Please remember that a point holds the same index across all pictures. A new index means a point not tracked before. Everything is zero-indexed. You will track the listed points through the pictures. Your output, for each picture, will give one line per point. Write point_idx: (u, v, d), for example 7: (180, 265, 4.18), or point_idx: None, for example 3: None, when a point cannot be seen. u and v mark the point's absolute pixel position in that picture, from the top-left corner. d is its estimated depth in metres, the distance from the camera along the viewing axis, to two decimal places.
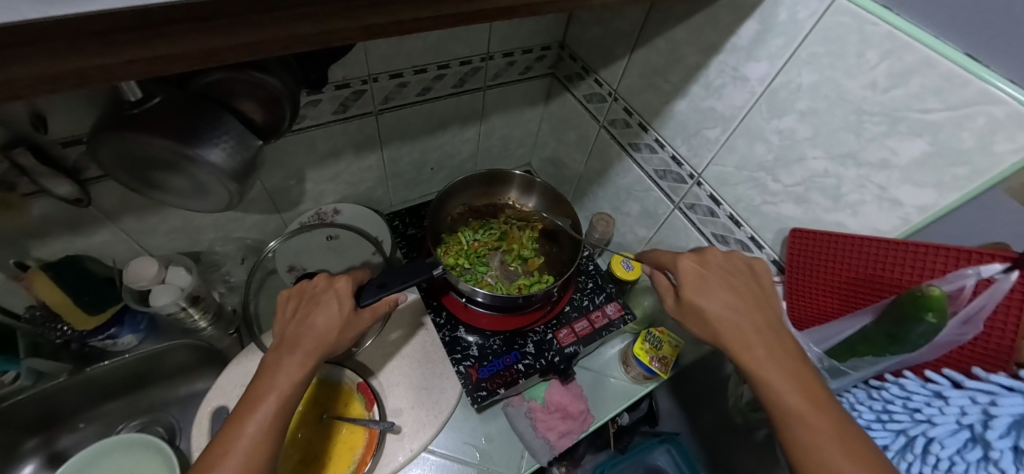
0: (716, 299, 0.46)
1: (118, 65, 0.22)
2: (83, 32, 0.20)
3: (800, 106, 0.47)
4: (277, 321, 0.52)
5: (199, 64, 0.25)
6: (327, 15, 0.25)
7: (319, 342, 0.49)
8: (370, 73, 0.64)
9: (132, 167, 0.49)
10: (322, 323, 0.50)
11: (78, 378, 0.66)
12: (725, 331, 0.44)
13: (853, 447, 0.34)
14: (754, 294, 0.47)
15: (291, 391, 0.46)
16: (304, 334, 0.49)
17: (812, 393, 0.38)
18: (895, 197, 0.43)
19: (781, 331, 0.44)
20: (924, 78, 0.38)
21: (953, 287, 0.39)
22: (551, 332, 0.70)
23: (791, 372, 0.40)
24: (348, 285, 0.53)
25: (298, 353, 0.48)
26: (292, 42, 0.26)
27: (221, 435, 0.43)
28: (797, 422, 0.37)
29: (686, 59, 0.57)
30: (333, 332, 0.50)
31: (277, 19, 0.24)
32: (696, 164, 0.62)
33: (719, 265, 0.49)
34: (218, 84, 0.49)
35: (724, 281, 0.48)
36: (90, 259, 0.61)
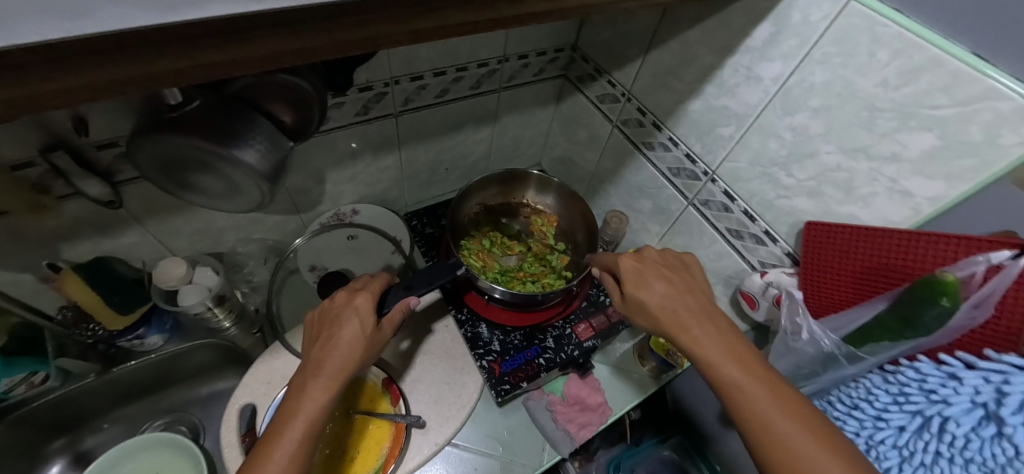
0: (655, 290, 0.48)
1: (194, 69, 0.24)
2: (177, 37, 0.21)
3: (813, 104, 0.50)
4: (303, 341, 0.53)
5: (265, 66, 0.26)
6: (386, 20, 0.27)
7: (345, 363, 0.49)
8: (392, 75, 0.65)
9: (167, 169, 0.50)
10: (346, 344, 0.50)
11: (103, 379, 0.67)
12: (665, 318, 0.46)
13: (792, 406, 0.37)
14: (691, 281, 0.50)
15: (321, 412, 0.46)
16: (329, 354, 0.49)
17: (751, 367, 0.40)
18: (906, 189, 0.45)
19: (712, 311, 0.46)
20: (933, 76, 0.40)
21: (965, 274, 0.41)
22: (569, 327, 0.72)
23: (730, 347, 0.42)
24: (366, 305, 0.53)
25: (325, 374, 0.48)
26: (350, 47, 0.28)
27: (253, 465, 0.43)
28: (740, 394, 0.38)
29: (700, 60, 0.59)
30: (358, 351, 0.50)
31: (343, 25, 0.26)
32: (710, 161, 0.64)
33: (654, 260, 0.52)
34: (251, 88, 0.51)
35: (658, 271, 0.50)
36: (117, 261, 0.62)
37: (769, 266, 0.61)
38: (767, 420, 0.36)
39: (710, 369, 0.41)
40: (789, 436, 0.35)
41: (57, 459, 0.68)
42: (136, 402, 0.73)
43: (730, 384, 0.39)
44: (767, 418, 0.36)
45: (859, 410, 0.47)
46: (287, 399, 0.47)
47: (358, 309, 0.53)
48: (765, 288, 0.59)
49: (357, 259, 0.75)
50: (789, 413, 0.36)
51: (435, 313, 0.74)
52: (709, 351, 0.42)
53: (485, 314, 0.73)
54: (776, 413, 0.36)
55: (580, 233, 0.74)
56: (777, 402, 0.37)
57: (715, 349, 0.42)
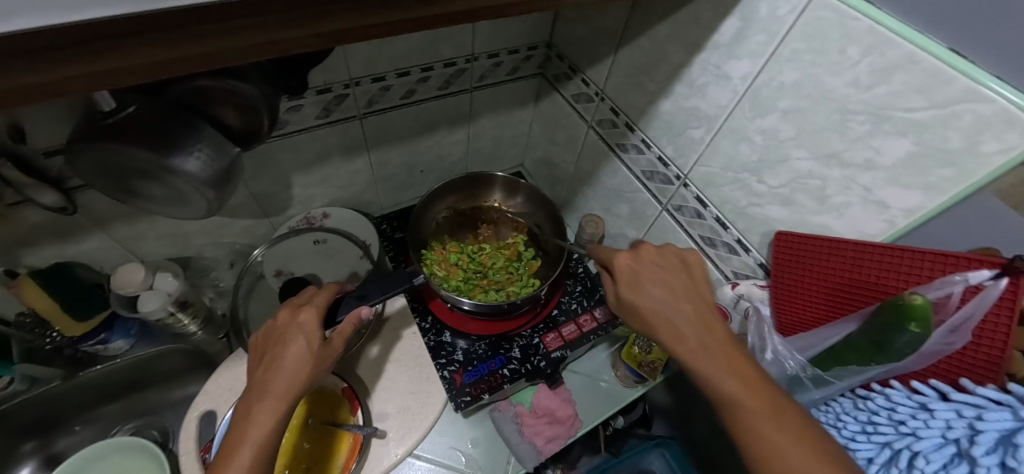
0: (650, 289, 0.45)
1: (51, 84, 0.21)
2: (17, 48, 0.19)
3: (783, 105, 0.46)
4: (249, 364, 0.51)
5: (146, 79, 0.24)
6: (274, 26, 0.24)
7: (293, 382, 0.48)
8: (352, 77, 0.63)
9: (110, 177, 0.49)
10: (292, 363, 0.49)
11: (71, 383, 0.67)
12: (659, 324, 0.43)
13: (794, 424, 0.32)
14: (691, 282, 0.45)
15: (271, 435, 0.45)
16: (273, 377, 0.48)
17: (752, 379, 0.36)
18: (881, 199, 0.41)
19: (712, 317, 0.42)
20: (907, 75, 0.36)
21: (940, 294, 0.37)
22: (537, 336, 0.70)
23: (730, 361, 0.38)
24: (311, 321, 0.52)
25: (273, 396, 0.47)
26: (239, 54, 0.25)
27: None
28: (742, 413, 0.34)
29: (670, 57, 0.56)
30: (306, 369, 0.49)
31: (223, 32, 0.23)
32: (682, 165, 0.60)
33: (654, 259, 0.47)
34: (194, 93, 0.49)
35: (654, 269, 0.46)
36: (80, 266, 0.62)
37: (742, 276, 0.58)
38: (769, 438, 0.32)
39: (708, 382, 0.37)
40: (783, 451, 0.31)
41: (29, 461, 0.68)
42: (107, 405, 0.73)
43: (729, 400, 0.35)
44: (766, 436, 0.32)
45: None
46: (232, 431, 0.46)
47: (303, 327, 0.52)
48: (736, 301, 0.56)
49: (326, 264, 0.74)
50: (788, 428, 0.32)
51: (401, 319, 0.72)
52: (705, 362, 0.38)
53: (450, 322, 0.72)
54: (775, 430, 0.32)
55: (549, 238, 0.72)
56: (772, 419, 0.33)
57: (712, 360, 0.38)
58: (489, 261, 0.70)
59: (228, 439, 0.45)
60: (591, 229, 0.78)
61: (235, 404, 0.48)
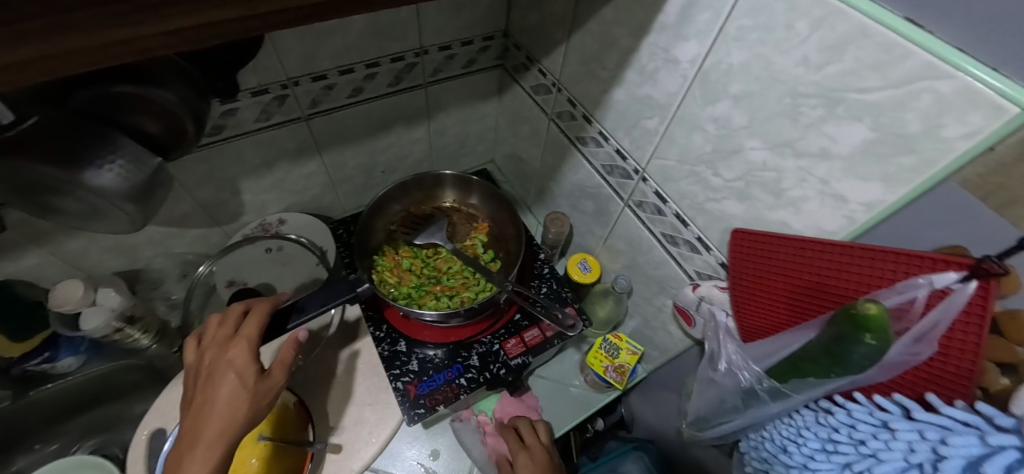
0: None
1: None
2: None
3: (733, 90, 0.41)
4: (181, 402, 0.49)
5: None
6: (96, 23, 0.21)
7: (227, 419, 0.45)
8: (290, 76, 0.60)
9: (20, 191, 0.46)
10: (223, 405, 0.46)
11: (22, 402, 0.66)
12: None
13: None
14: None
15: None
16: (206, 421, 0.45)
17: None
18: (838, 192, 0.37)
19: None
20: (859, 51, 0.31)
21: (903, 299, 0.33)
22: (498, 343, 0.66)
23: None
24: (244, 346, 0.49)
25: (211, 432, 0.45)
26: (72, 59, 0.22)
27: None
28: None
29: (619, 42, 0.51)
30: (241, 408, 0.46)
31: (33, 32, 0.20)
32: (639, 158, 0.56)
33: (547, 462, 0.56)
34: (104, 98, 0.45)
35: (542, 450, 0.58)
36: (20, 283, 0.60)
37: (705, 277, 0.54)
38: None
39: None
40: None
41: None
42: (66, 422, 0.72)
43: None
44: None
45: (789, 453, 0.41)
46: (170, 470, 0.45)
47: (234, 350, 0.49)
48: (698, 303, 0.53)
49: (280, 272, 0.72)
50: None
51: (357, 329, 0.68)
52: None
53: (408, 331, 0.68)
54: None
55: (509, 239, 0.68)
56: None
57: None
58: (444, 266, 0.66)
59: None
60: (555, 227, 0.74)
61: (169, 452, 0.46)
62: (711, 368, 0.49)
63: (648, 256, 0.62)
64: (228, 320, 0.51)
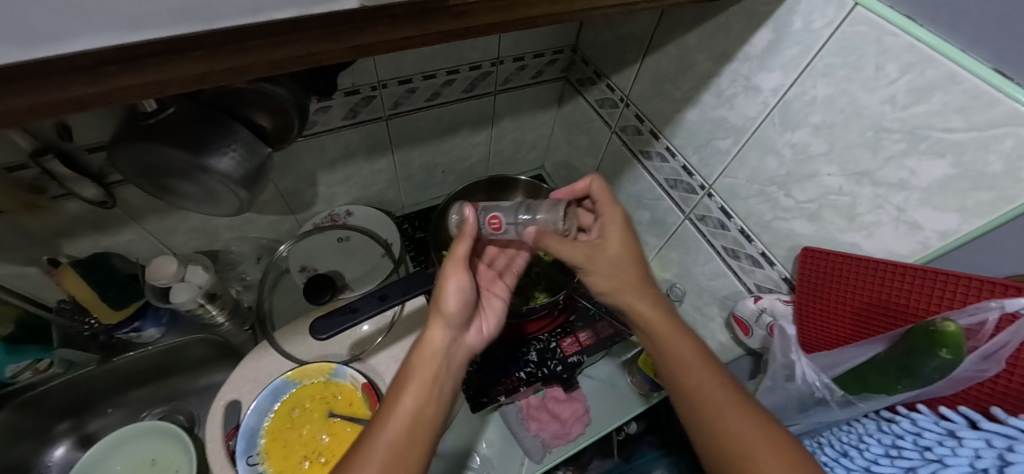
0: (606, 280, 0.51)
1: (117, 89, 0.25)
2: (100, 61, 0.23)
3: (814, 120, 0.45)
4: (748, 434, 0.39)
5: (193, 85, 0.28)
6: None
7: (390, 447, 0.41)
8: (379, 79, 0.64)
9: (147, 173, 0.51)
10: (736, 414, 0.40)
11: (105, 367, 0.71)
12: (691, 387, 0.44)
13: (739, 405, 0.41)
14: (693, 369, 0.45)
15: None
16: (733, 431, 0.40)
17: (694, 344, 0.47)
18: (914, 220, 0.40)
19: (701, 351, 0.46)
20: (947, 95, 0.35)
21: (974, 321, 0.36)
22: (555, 340, 0.72)
23: (693, 360, 0.45)
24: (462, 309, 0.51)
25: (394, 425, 0.42)
26: None
27: None
28: (693, 397, 0.44)
29: (698, 66, 0.55)
30: (763, 419, 0.40)
31: (260, 47, 0.26)
32: (707, 175, 0.60)
33: (606, 272, 0.51)
34: (229, 93, 0.51)
35: (625, 244, 0.53)
36: (117, 256, 0.65)
37: (765, 290, 0.59)
38: (711, 407, 0.42)
39: (698, 413, 0.43)
40: (706, 403, 0.42)
41: (64, 440, 0.72)
42: (137, 390, 0.76)
43: (708, 420, 0.42)
44: (697, 391, 0.43)
45: (850, 457, 0.42)
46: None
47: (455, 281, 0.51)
48: (759, 315, 0.57)
49: (346, 261, 0.75)
50: (723, 400, 0.42)
51: (419, 319, 0.74)
52: (762, 463, 0.37)
53: None
54: (722, 409, 0.41)
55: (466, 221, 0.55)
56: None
57: (732, 415, 0.40)
58: None
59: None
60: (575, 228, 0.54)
61: None
62: (786, 379, 0.52)
63: (704, 268, 0.68)
64: (760, 434, 0.39)
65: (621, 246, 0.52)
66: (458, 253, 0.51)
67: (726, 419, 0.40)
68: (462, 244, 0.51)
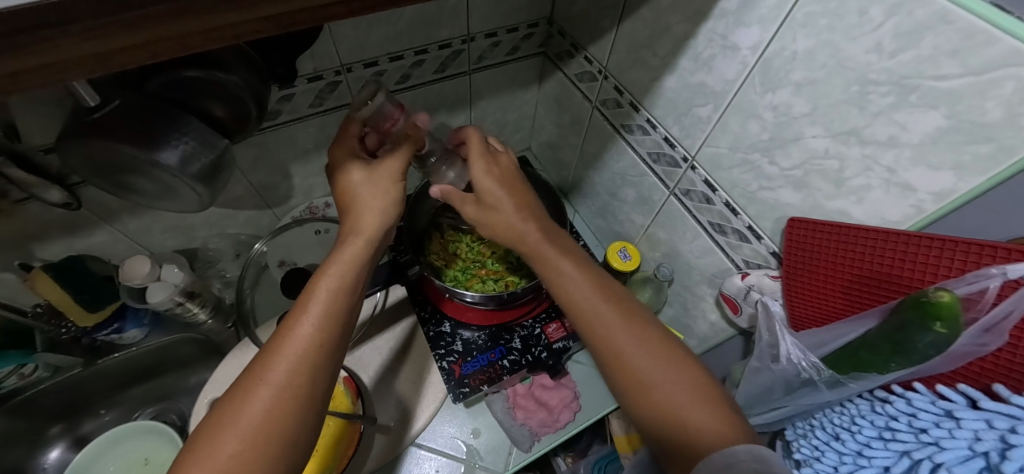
0: (519, 222, 0.51)
1: (0, 77, 0.22)
2: None
3: (795, 77, 0.41)
4: (661, 369, 0.42)
5: (97, 70, 0.24)
6: None
7: (310, 347, 0.38)
8: (343, 62, 0.61)
9: (101, 172, 0.49)
10: (650, 352, 0.43)
11: (91, 370, 0.71)
12: (603, 327, 0.45)
13: (653, 340, 0.45)
14: (608, 307, 0.46)
15: (260, 436, 0.34)
16: (643, 366, 0.43)
17: (599, 284, 0.49)
18: (906, 181, 0.37)
19: (609, 287, 0.49)
20: (937, 37, 0.31)
21: (973, 290, 0.33)
22: (539, 327, 0.69)
23: (607, 295, 0.47)
24: (384, 216, 0.47)
25: (310, 324, 0.39)
26: None
27: (652, 413, 0.41)
28: (604, 330, 0.45)
29: (673, 28, 0.51)
30: (672, 353, 0.44)
31: (155, 17, 0.23)
32: (688, 145, 0.57)
33: (503, 222, 0.52)
34: (178, 83, 0.48)
35: (513, 184, 0.54)
36: (92, 258, 0.64)
37: (753, 266, 0.56)
38: (622, 342, 0.44)
39: (608, 347, 0.45)
40: (620, 339, 0.44)
41: (59, 443, 0.73)
42: (128, 390, 0.77)
43: (620, 353, 0.44)
44: (607, 328, 0.45)
45: (842, 441, 0.40)
46: (199, 437, 0.35)
47: (375, 188, 0.47)
48: (747, 292, 0.55)
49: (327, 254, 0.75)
50: (636, 335, 0.45)
51: (403, 311, 0.72)
52: (673, 396, 0.41)
53: (449, 312, 0.70)
54: (634, 344, 0.44)
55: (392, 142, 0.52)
56: (728, 429, 0.38)
57: (648, 359, 0.43)
58: (490, 251, 0.71)
59: (190, 463, 0.33)
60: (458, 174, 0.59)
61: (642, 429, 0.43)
62: (773, 359, 0.50)
63: (692, 245, 0.64)
64: (670, 367, 0.43)
65: (506, 186, 0.53)
66: (389, 168, 0.48)
67: (637, 357, 0.43)
68: (403, 148, 0.50)
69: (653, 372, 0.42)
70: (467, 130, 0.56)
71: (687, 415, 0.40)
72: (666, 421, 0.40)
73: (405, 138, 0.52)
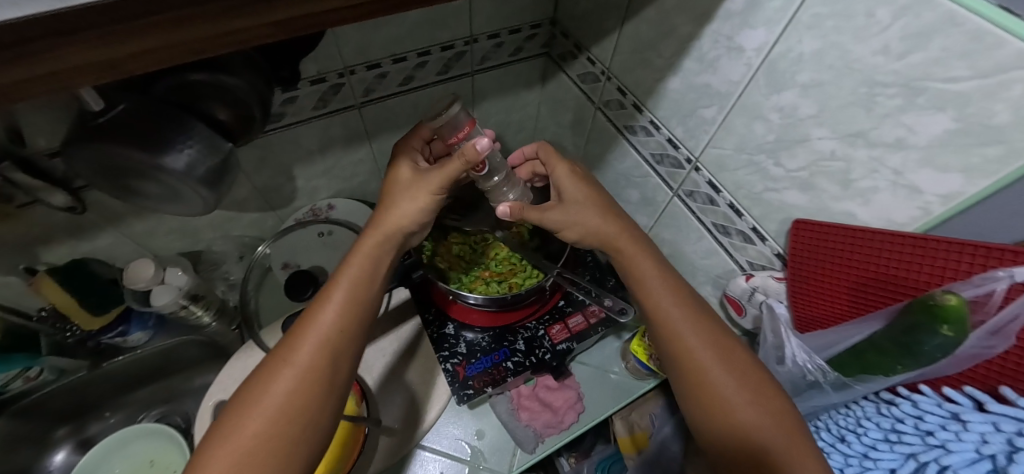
0: (602, 226, 0.52)
1: (8, 87, 0.21)
2: None
3: (801, 79, 0.41)
4: (726, 375, 0.44)
5: (105, 78, 0.24)
6: None
7: (328, 335, 0.42)
8: (346, 65, 0.61)
9: (106, 175, 0.49)
10: (716, 357, 0.45)
11: (96, 372, 0.71)
12: (671, 326, 0.48)
13: (722, 345, 0.46)
14: (682, 309, 0.49)
15: (281, 414, 0.38)
16: (708, 370, 0.45)
17: (674, 284, 0.51)
18: (913, 183, 0.37)
19: (684, 289, 0.51)
20: (946, 39, 0.30)
21: (981, 293, 0.33)
22: (543, 328, 0.69)
23: (678, 296, 0.50)
24: (409, 217, 0.47)
25: (327, 315, 0.42)
26: None
27: (715, 416, 0.44)
28: (672, 329, 0.48)
29: (678, 30, 0.51)
30: (738, 359, 0.45)
31: (164, 25, 0.23)
32: (692, 147, 0.57)
33: (591, 223, 0.52)
34: (183, 86, 0.48)
35: (592, 196, 0.54)
36: (97, 261, 0.64)
37: (758, 267, 0.55)
38: (692, 345, 0.47)
39: (676, 349, 0.47)
40: (690, 341, 0.47)
41: (64, 445, 0.73)
42: (133, 393, 0.77)
43: (689, 355, 0.46)
44: (677, 329, 0.47)
45: (848, 443, 0.40)
46: (239, 396, 0.40)
47: (410, 191, 0.48)
48: (751, 294, 0.54)
49: (331, 256, 0.75)
50: (704, 339, 0.47)
51: (408, 310, 0.73)
52: (733, 401, 0.43)
53: (453, 313, 0.70)
54: (704, 349, 0.46)
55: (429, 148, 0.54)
56: (792, 438, 0.39)
57: (717, 364, 0.45)
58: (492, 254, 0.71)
59: (228, 422, 0.38)
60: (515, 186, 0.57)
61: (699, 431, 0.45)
62: (779, 361, 0.50)
63: (696, 246, 0.64)
64: (737, 373, 0.44)
65: (587, 194, 0.53)
66: (440, 175, 0.46)
67: (704, 361, 0.45)
68: (452, 162, 0.45)
69: (718, 378, 0.44)
70: (542, 145, 0.56)
71: (743, 422, 0.41)
72: (723, 425, 0.43)
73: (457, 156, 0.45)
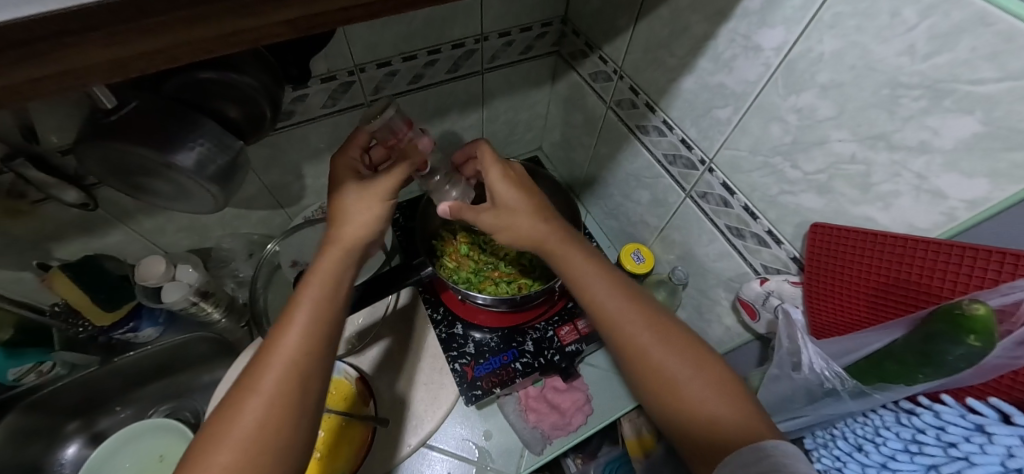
0: (535, 230, 0.51)
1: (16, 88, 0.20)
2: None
3: (821, 79, 0.40)
4: (672, 358, 0.44)
5: (114, 79, 0.23)
6: None
7: (296, 355, 0.39)
8: (356, 63, 0.61)
9: (117, 173, 0.49)
10: (662, 341, 0.46)
11: (107, 368, 0.72)
12: (616, 323, 0.47)
13: (665, 328, 0.47)
14: (623, 305, 0.48)
15: (251, 445, 0.35)
16: (656, 355, 0.45)
17: (615, 282, 0.50)
18: (937, 188, 0.36)
19: (624, 282, 0.51)
20: (975, 40, 0.29)
21: (1006, 301, 0.32)
22: (552, 330, 0.69)
23: (619, 290, 0.49)
24: (366, 226, 0.46)
25: (293, 335, 0.40)
26: None
27: (671, 402, 0.43)
28: (618, 323, 0.47)
29: (693, 28, 0.50)
30: (686, 341, 0.46)
31: (174, 23, 0.21)
32: (706, 148, 0.56)
33: (521, 229, 0.51)
34: (193, 84, 0.48)
35: (529, 198, 0.53)
36: (109, 257, 0.64)
37: (772, 271, 0.55)
38: (638, 335, 0.46)
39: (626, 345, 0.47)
40: (636, 333, 0.46)
41: (76, 439, 0.74)
42: (143, 388, 0.78)
43: (636, 343, 0.46)
44: (624, 323, 0.47)
45: (865, 452, 0.39)
46: (202, 437, 0.37)
47: (360, 202, 0.46)
48: (766, 298, 0.54)
49: None
50: (649, 322, 0.47)
51: (416, 312, 0.72)
52: (690, 388, 0.43)
53: (462, 314, 0.70)
54: (649, 335, 0.46)
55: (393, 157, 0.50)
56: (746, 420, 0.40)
57: (664, 349, 0.45)
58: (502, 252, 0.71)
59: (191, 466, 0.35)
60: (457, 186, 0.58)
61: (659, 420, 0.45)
62: (793, 367, 0.49)
63: (708, 248, 0.64)
64: (684, 354, 0.45)
65: (521, 196, 0.52)
66: (388, 180, 0.46)
67: (653, 347, 0.45)
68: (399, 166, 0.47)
69: (670, 363, 0.44)
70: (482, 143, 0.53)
71: (700, 406, 0.42)
72: (680, 411, 0.42)
73: (405, 159, 0.48)
